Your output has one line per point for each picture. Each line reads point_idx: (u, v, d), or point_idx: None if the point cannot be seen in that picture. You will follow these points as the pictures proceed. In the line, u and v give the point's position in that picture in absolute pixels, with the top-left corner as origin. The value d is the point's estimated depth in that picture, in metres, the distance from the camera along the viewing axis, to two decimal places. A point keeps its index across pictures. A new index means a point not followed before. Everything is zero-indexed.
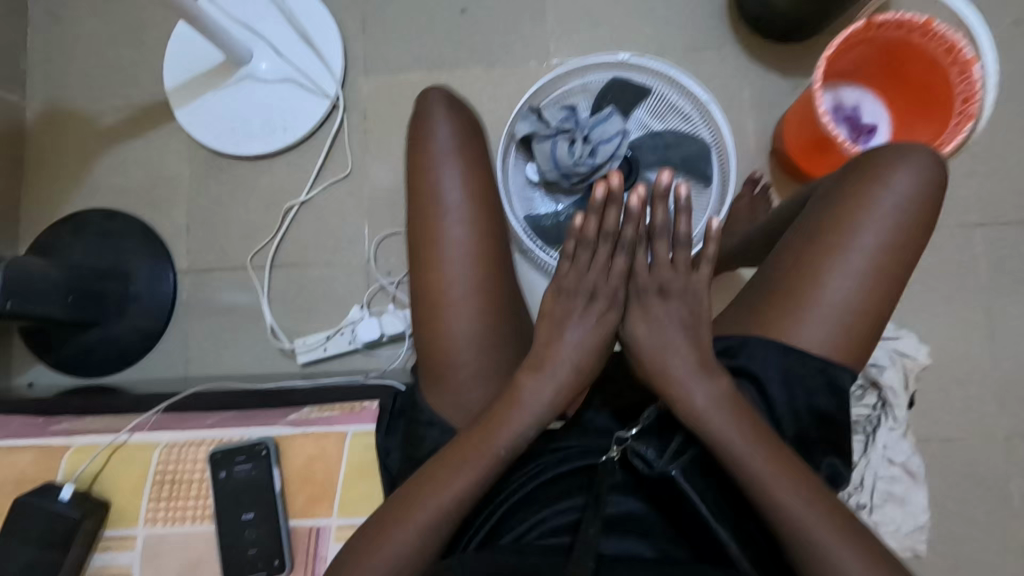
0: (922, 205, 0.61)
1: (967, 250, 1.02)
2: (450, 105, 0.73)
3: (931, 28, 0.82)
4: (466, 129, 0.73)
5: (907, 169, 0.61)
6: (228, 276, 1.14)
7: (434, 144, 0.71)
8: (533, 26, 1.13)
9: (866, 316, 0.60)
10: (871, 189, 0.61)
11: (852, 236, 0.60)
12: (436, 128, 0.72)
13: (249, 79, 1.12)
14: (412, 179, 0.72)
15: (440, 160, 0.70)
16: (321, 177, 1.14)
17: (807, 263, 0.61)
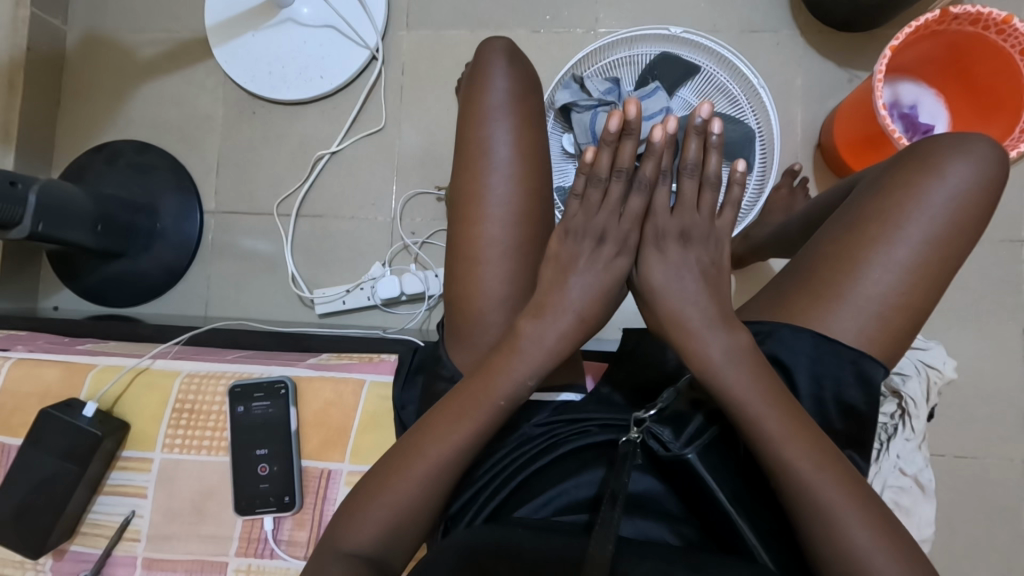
0: (979, 201, 0.57)
1: (1011, 266, 0.99)
2: (508, 57, 0.71)
3: (1008, 26, 0.78)
4: (521, 85, 0.70)
5: (966, 161, 0.57)
6: (254, 220, 1.14)
7: (488, 96, 0.69)
8: None
9: (906, 310, 0.57)
10: (925, 180, 0.58)
11: (898, 228, 0.57)
12: (493, 79, 0.69)
13: (290, 21, 1.11)
14: (463, 129, 0.70)
15: (492, 113, 0.68)
16: (354, 129, 1.13)
17: (846, 252, 0.58)
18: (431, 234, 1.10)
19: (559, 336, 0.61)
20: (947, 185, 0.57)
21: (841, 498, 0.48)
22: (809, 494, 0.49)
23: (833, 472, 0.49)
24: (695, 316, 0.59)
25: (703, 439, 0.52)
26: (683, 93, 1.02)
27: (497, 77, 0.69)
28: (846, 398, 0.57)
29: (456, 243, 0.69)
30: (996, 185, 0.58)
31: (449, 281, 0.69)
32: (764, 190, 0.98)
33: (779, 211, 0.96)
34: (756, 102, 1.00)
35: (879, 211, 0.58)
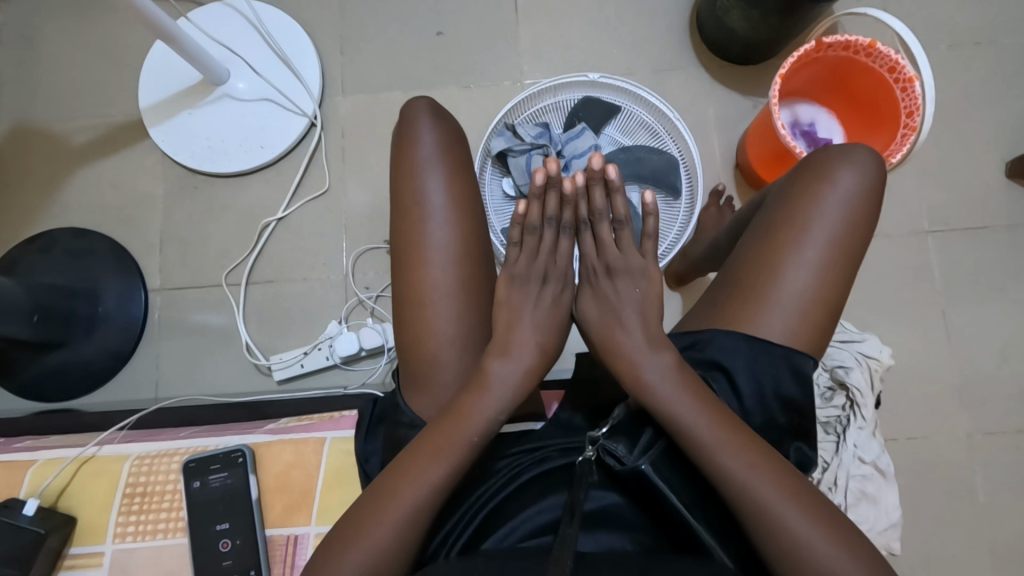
0: (866, 200, 0.64)
1: (921, 255, 1.08)
2: (434, 113, 0.76)
3: (874, 49, 0.89)
4: (449, 137, 0.75)
5: (850, 168, 0.64)
6: (202, 294, 1.13)
7: (418, 150, 0.73)
8: (507, 46, 1.17)
9: (823, 304, 0.62)
10: (819, 188, 0.64)
11: (803, 231, 0.63)
12: (421, 134, 0.74)
13: (226, 97, 1.14)
14: (398, 183, 0.73)
15: (424, 165, 0.72)
16: (299, 193, 1.15)
17: (762, 258, 0.64)
18: (385, 287, 1.11)
19: (517, 365, 0.62)
20: (837, 190, 0.64)
21: (777, 493, 0.51)
22: (748, 492, 0.51)
23: (767, 469, 0.52)
24: (632, 339, 0.63)
25: (654, 450, 0.55)
26: (608, 130, 1.12)
27: (424, 133, 0.74)
28: (785, 392, 0.61)
29: (402, 291, 0.70)
30: (878, 186, 0.65)
31: (400, 328, 0.70)
32: (694, 211, 1.05)
33: (711, 229, 1.04)
34: (673, 132, 1.09)
35: (784, 219, 0.64)
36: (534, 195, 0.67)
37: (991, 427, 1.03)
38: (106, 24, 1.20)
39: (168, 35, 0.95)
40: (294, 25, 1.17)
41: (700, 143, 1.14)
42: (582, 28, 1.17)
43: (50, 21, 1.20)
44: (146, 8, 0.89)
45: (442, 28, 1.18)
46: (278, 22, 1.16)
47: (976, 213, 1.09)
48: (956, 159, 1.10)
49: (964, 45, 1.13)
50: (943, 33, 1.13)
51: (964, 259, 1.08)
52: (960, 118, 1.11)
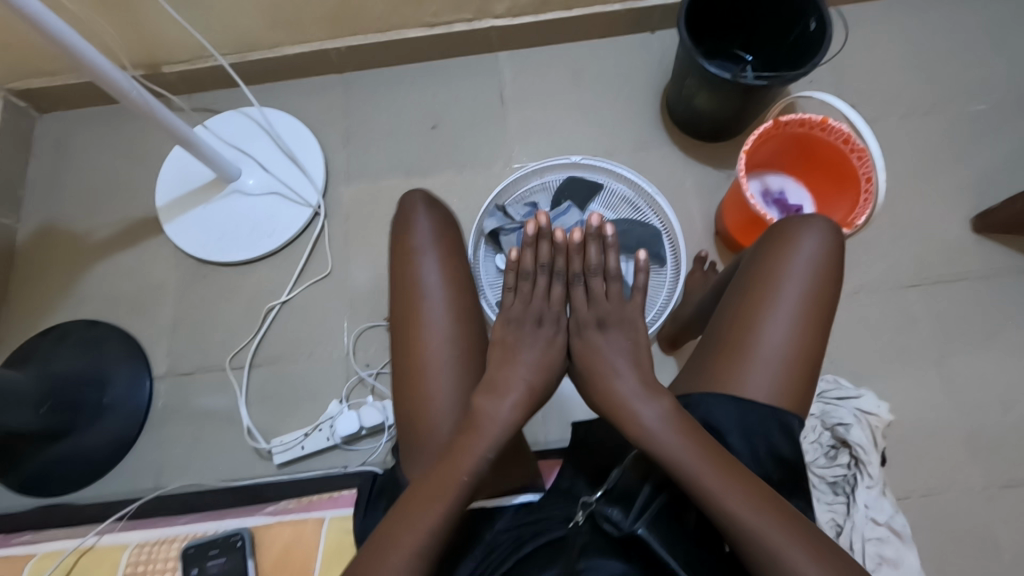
0: (832, 264, 0.69)
1: (906, 308, 1.12)
2: (428, 204, 0.82)
3: (827, 125, 0.98)
4: (442, 224, 0.81)
5: (810, 232, 0.70)
6: (207, 379, 1.15)
7: (414, 235, 0.79)
8: (497, 135, 1.27)
9: (802, 359, 0.65)
10: (784, 251, 0.69)
11: (775, 292, 0.67)
12: (417, 222, 0.79)
13: (236, 192, 1.23)
14: (396, 267, 0.78)
15: (419, 250, 0.77)
16: (302, 277, 1.20)
17: (738, 316, 0.68)
18: (385, 364, 1.13)
19: (507, 402, 0.64)
20: (802, 253, 0.69)
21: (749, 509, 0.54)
22: (723, 507, 0.54)
23: (738, 487, 0.55)
24: (627, 387, 0.65)
25: (651, 511, 0.55)
26: (593, 204, 1.19)
27: (421, 220, 0.80)
28: (778, 449, 0.62)
29: (401, 364, 0.73)
30: (841, 249, 0.70)
31: (399, 399, 0.73)
32: (680, 277, 1.10)
33: (699, 289, 1.08)
34: (655, 207, 1.17)
35: (758, 282, 0.69)
36: (526, 244, 0.71)
37: (1003, 479, 1.01)
38: (129, 133, 1.32)
39: (186, 140, 1.05)
40: (301, 126, 1.28)
41: (680, 213, 1.21)
42: (564, 116, 1.28)
43: (79, 133, 1.32)
44: (167, 119, 0.99)
45: (436, 121, 1.29)
46: (287, 125, 1.28)
47: (952, 265, 1.14)
48: (924, 216, 1.17)
49: (914, 115, 1.23)
50: (894, 106, 1.24)
51: (949, 309, 1.11)
52: (922, 178, 1.19)
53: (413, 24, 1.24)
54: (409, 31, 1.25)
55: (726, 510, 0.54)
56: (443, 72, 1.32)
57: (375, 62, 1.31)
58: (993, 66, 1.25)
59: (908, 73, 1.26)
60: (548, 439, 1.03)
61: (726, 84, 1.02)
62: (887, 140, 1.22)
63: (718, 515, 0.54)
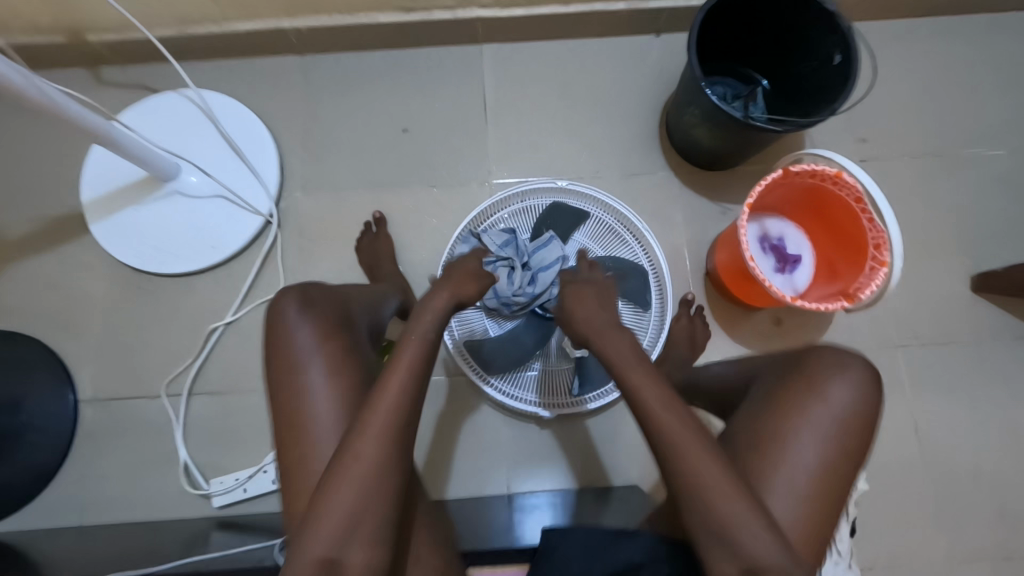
0: (863, 409, 0.63)
1: (892, 368, 1.07)
2: (304, 304, 0.67)
3: (840, 179, 0.88)
4: (328, 325, 0.67)
5: (841, 383, 0.63)
6: (140, 405, 1.04)
7: (294, 343, 0.65)
8: (475, 145, 1.14)
9: (815, 506, 0.59)
10: (809, 401, 0.63)
11: (796, 428, 0.62)
12: (293, 325, 0.66)
13: (176, 193, 1.07)
14: (274, 382, 0.65)
15: (302, 362, 0.64)
16: (250, 296, 1.08)
17: (758, 441, 0.63)
18: None
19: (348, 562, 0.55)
20: (833, 394, 0.63)
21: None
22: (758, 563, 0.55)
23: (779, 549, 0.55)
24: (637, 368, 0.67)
25: None
26: (579, 234, 1.08)
27: (301, 322, 0.66)
28: None
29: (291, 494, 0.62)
30: (875, 392, 0.64)
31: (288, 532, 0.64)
32: (664, 323, 1.03)
33: (683, 343, 1.00)
34: (645, 244, 1.07)
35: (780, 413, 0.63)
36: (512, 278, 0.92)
37: (968, 551, 1.00)
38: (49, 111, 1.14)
39: (109, 141, 0.89)
40: (251, 117, 1.12)
41: (669, 250, 1.12)
42: (551, 128, 1.15)
43: None
44: (83, 117, 0.82)
45: (408, 123, 1.15)
46: (236, 116, 1.11)
47: (944, 325, 1.08)
48: (923, 269, 1.10)
49: (926, 156, 1.14)
50: (906, 144, 1.15)
51: (936, 371, 1.07)
52: (926, 227, 1.12)
53: (386, 8, 1.07)
54: (381, 15, 1.09)
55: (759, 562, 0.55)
56: (419, 66, 1.16)
57: (341, 47, 1.15)
58: (1014, 108, 1.16)
59: (926, 108, 1.16)
60: (511, 484, 1.03)
61: (734, 122, 0.92)
62: (895, 183, 1.14)
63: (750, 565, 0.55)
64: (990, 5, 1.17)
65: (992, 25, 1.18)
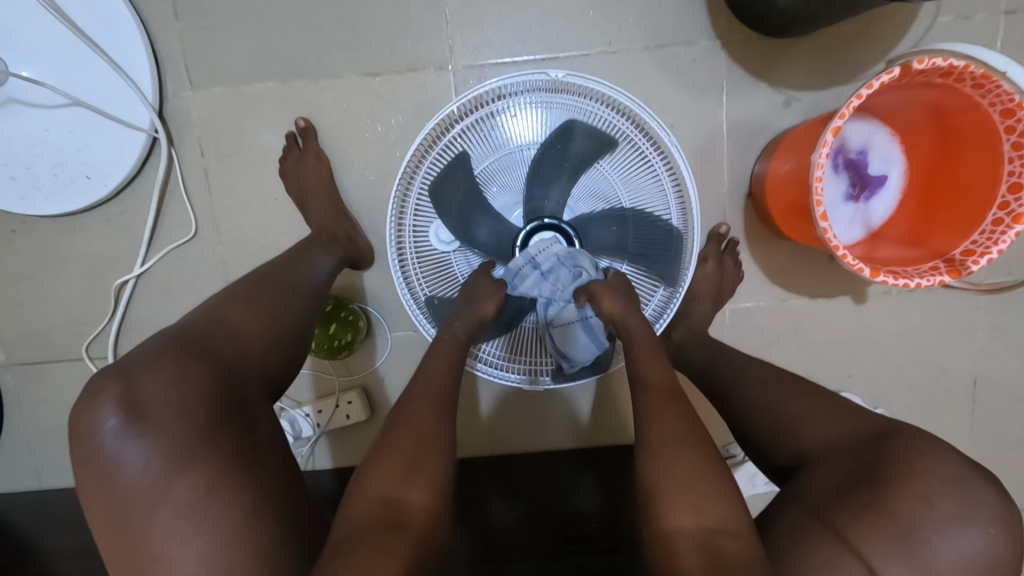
0: (989, 569, 0.46)
1: (970, 313, 0.86)
2: (125, 415, 0.45)
3: (988, 83, 0.56)
4: (166, 436, 0.45)
5: (967, 522, 0.46)
6: (63, 371, 0.90)
7: (124, 476, 0.45)
8: (431, 8, 0.78)
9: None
10: (901, 514, 0.47)
11: (899, 545, 0.46)
12: (116, 453, 0.45)
13: (18, 103, 0.78)
14: (113, 529, 0.45)
15: (144, 502, 0.44)
16: (156, 242, 0.85)
17: (809, 556, 0.48)
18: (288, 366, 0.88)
19: None
20: (946, 543, 0.46)
21: None
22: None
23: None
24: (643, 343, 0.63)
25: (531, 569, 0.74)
26: (579, 147, 0.74)
27: (125, 445, 0.45)
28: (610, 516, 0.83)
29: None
30: (1014, 539, 0.47)
31: None
32: (685, 279, 0.74)
33: (708, 298, 0.80)
34: (673, 162, 0.71)
35: (859, 538, 0.47)
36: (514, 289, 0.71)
37: None
38: None
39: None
40: None
41: (702, 164, 0.82)
42: None
43: None
44: None
45: None
46: None
47: None
48: None
49: None
50: None
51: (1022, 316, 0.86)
52: None
53: None
54: None
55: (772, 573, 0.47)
56: None
57: None
58: None
59: None
60: (496, 451, 0.91)
61: None
62: None
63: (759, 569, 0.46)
64: None
65: None
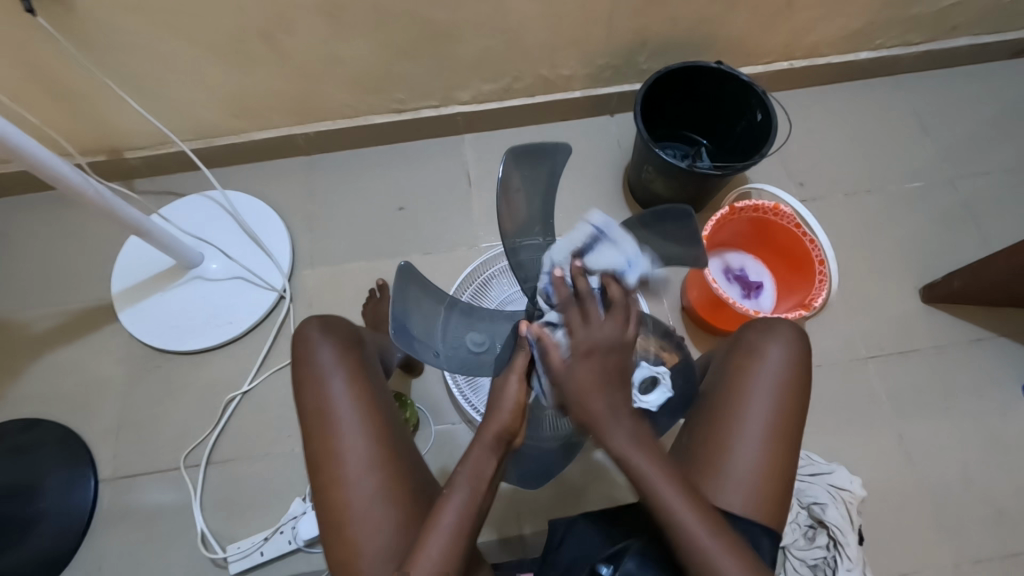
0: (796, 364, 0.72)
1: (866, 381, 1.16)
2: (323, 327, 0.73)
3: (779, 210, 1.05)
4: (344, 340, 0.73)
5: (777, 342, 0.74)
6: (157, 480, 1.09)
7: (316, 358, 0.70)
8: (464, 217, 1.31)
9: (776, 479, 0.66)
10: (751, 363, 0.73)
11: (751, 367, 0.72)
12: (315, 345, 0.71)
13: (197, 278, 1.20)
14: (301, 396, 0.68)
15: (327, 374, 0.69)
16: (264, 366, 1.17)
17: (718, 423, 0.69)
18: None
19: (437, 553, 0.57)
20: (771, 352, 0.73)
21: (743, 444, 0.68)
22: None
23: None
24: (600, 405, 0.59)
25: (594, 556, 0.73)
26: None
27: (321, 341, 0.72)
28: None
29: (325, 521, 0.64)
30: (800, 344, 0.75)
31: (325, 541, 0.63)
32: None
33: None
34: None
35: (731, 376, 0.72)
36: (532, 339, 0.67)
37: (971, 554, 1.05)
38: (84, 217, 1.29)
39: (142, 232, 1.04)
40: (265, 208, 1.27)
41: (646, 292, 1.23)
42: None
43: (28, 218, 1.28)
44: (123, 210, 0.98)
45: (404, 204, 1.32)
46: (250, 208, 1.27)
47: (903, 338, 1.20)
48: (870, 291, 1.24)
49: (856, 194, 1.33)
50: (837, 185, 1.35)
51: (905, 381, 1.16)
52: (866, 254, 1.28)
53: (380, 110, 1.28)
54: (377, 116, 1.30)
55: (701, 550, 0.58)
56: (411, 156, 1.36)
57: (343, 144, 1.34)
58: (923, 147, 1.38)
59: (847, 154, 1.37)
60: (524, 530, 1.02)
61: (680, 171, 1.09)
62: (834, 218, 1.31)
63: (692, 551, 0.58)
64: (882, 73, 1.43)
65: (888, 84, 1.44)
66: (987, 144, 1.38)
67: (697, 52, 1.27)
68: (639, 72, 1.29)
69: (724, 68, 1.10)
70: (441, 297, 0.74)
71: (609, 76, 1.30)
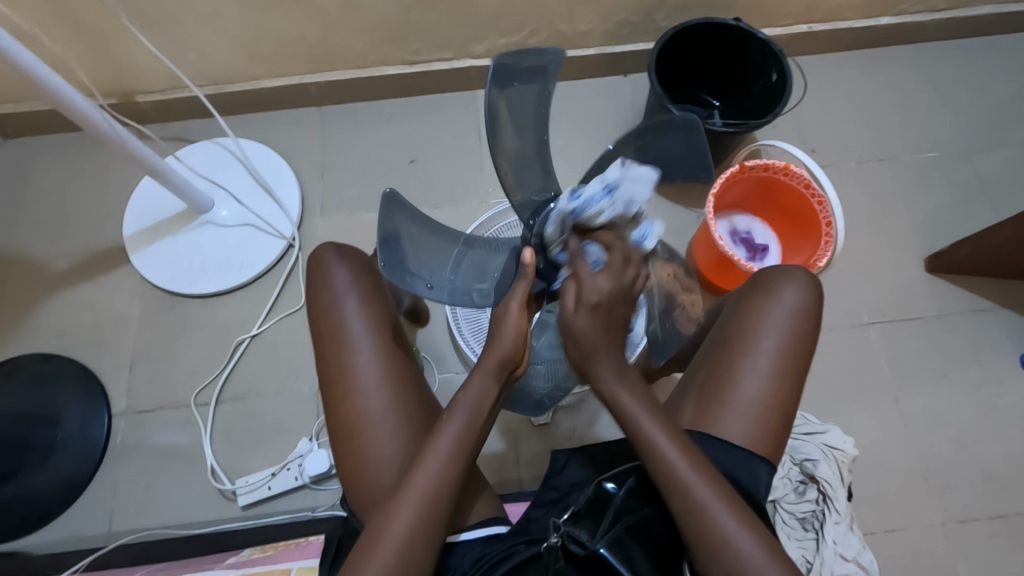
0: (809, 309, 0.74)
1: (867, 346, 1.18)
2: (340, 255, 0.81)
3: (790, 170, 1.04)
4: (359, 269, 0.81)
5: (791, 285, 0.75)
6: (170, 416, 1.12)
7: (333, 287, 0.78)
8: (473, 173, 1.31)
9: (777, 411, 0.69)
10: (766, 303, 0.74)
11: (763, 311, 0.74)
12: (332, 272, 0.79)
13: (209, 223, 1.21)
14: (320, 319, 0.77)
15: (342, 299, 0.77)
16: (274, 311, 1.19)
17: (724, 361, 0.72)
18: None
19: (436, 458, 0.62)
20: (787, 294, 0.75)
21: (748, 380, 0.70)
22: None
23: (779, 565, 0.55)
24: (605, 353, 0.64)
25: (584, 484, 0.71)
26: None
27: (337, 268, 0.80)
28: None
29: (338, 429, 0.72)
30: (817, 290, 0.76)
31: (340, 449, 0.72)
32: None
33: None
34: None
35: (742, 318, 0.74)
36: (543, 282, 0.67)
37: (959, 514, 1.07)
38: (97, 159, 1.29)
39: (157, 172, 1.05)
40: (276, 157, 1.28)
41: None
42: None
43: (42, 160, 1.29)
44: (138, 149, 0.99)
45: (414, 157, 1.32)
46: (262, 155, 1.27)
47: (908, 306, 1.20)
48: (877, 258, 1.24)
49: (870, 161, 1.33)
50: (850, 152, 1.33)
51: (905, 348, 1.18)
52: (876, 222, 1.27)
53: (394, 61, 1.27)
54: (390, 67, 1.29)
55: (683, 489, 0.58)
56: (423, 109, 1.35)
57: (354, 95, 1.33)
58: (941, 117, 1.36)
59: (861, 122, 1.36)
60: (523, 479, 1.06)
61: None
62: (845, 186, 1.30)
63: (672, 489, 0.59)
64: (904, 39, 1.40)
65: (910, 52, 1.41)
66: (1006, 116, 1.36)
67: (717, 11, 1.24)
68: (657, 30, 1.27)
69: (743, 26, 1.09)
70: (425, 224, 0.69)
71: (626, 34, 1.28)
